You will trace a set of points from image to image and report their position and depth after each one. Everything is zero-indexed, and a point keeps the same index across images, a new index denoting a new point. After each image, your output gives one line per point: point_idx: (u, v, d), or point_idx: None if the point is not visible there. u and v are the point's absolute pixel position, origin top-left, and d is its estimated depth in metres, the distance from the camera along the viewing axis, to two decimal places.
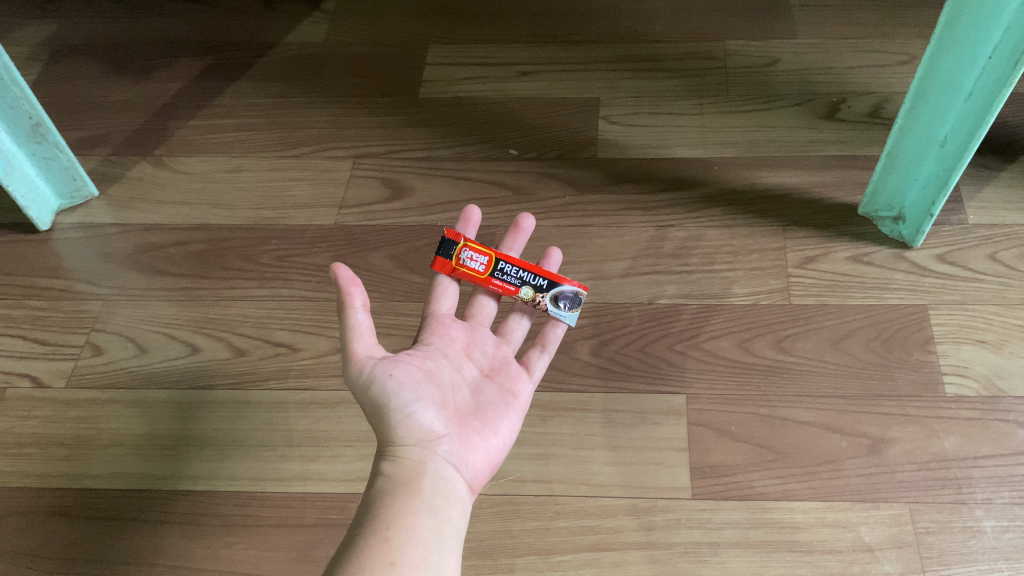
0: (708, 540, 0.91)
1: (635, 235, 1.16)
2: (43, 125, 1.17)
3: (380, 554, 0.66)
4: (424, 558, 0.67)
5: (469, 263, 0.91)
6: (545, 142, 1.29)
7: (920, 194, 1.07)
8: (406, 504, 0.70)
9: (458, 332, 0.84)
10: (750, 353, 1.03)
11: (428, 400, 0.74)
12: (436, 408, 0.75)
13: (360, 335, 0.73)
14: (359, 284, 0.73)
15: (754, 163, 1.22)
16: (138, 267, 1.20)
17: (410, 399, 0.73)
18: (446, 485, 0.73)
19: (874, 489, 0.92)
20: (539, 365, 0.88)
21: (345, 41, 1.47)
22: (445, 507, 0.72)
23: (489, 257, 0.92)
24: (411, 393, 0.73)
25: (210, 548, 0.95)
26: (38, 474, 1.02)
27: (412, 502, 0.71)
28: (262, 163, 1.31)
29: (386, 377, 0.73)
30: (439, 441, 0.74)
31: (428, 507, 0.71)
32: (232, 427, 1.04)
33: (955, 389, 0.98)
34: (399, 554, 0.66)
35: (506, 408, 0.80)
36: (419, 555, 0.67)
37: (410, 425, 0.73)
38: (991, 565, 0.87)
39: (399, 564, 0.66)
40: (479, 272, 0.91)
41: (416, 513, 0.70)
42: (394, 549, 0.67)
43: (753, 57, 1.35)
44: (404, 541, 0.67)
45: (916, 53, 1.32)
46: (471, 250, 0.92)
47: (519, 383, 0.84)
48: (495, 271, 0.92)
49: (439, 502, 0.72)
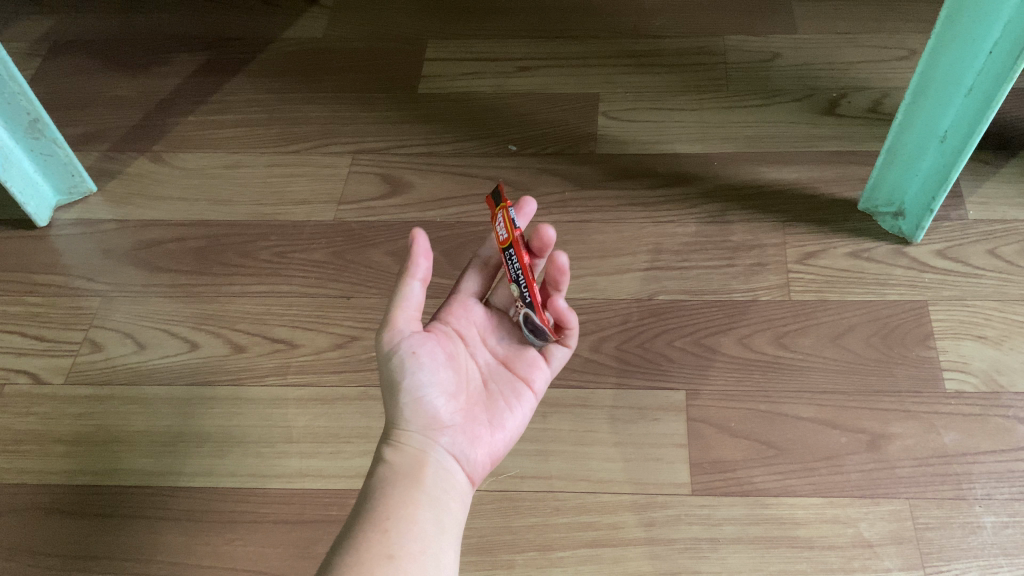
0: (707, 536, 0.91)
1: (635, 231, 1.16)
2: (41, 120, 1.16)
3: (379, 545, 0.66)
4: (422, 552, 0.67)
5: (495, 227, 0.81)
6: (544, 138, 1.28)
7: (921, 189, 1.06)
8: (406, 494, 0.70)
9: (478, 316, 0.83)
10: (749, 349, 1.03)
11: (435, 387, 0.74)
12: (441, 397, 0.74)
13: (412, 310, 0.74)
14: (428, 258, 0.73)
15: (754, 158, 1.22)
16: (136, 263, 1.20)
17: (416, 386, 0.73)
18: (446, 476, 0.73)
19: (873, 485, 0.92)
20: (557, 355, 0.84)
21: (344, 36, 1.46)
22: (444, 500, 0.72)
23: (512, 240, 0.78)
24: (420, 376, 0.73)
25: (209, 545, 0.95)
26: (36, 470, 1.02)
27: (412, 493, 0.70)
28: (261, 159, 1.30)
29: (412, 354, 0.73)
30: (443, 432, 0.74)
31: (428, 499, 0.71)
32: (231, 424, 1.04)
33: (955, 385, 0.98)
34: (396, 547, 0.66)
35: (516, 400, 0.80)
36: (418, 548, 0.67)
37: (419, 410, 0.73)
38: (991, 561, 0.87)
39: (396, 558, 0.65)
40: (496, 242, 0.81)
41: (416, 506, 0.70)
42: (393, 541, 0.66)
43: (753, 52, 1.35)
44: (403, 533, 0.67)
45: (916, 48, 1.31)
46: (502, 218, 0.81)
47: (533, 372, 0.83)
48: (507, 251, 0.79)
49: (439, 493, 0.72)
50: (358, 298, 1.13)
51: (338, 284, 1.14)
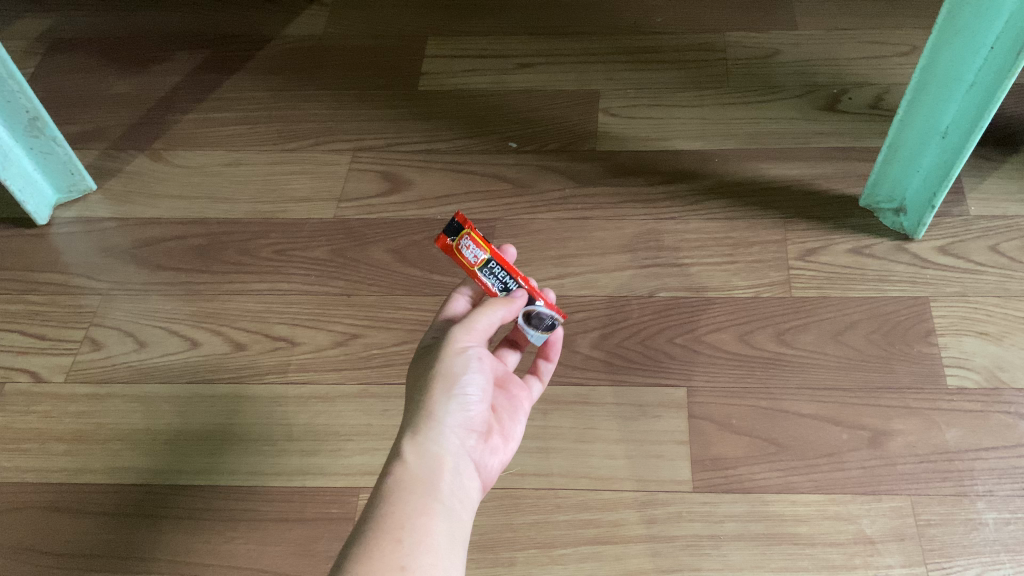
0: (709, 533, 0.91)
1: (635, 228, 1.16)
2: (40, 118, 1.16)
3: (391, 556, 0.65)
4: (435, 564, 0.66)
5: (466, 253, 0.78)
6: (544, 135, 1.28)
7: (922, 185, 1.06)
8: (420, 502, 0.70)
9: None
10: (750, 345, 1.03)
11: (478, 395, 0.76)
12: (478, 404, 0.76)
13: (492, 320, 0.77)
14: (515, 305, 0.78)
15: (755, 155, 1.22)
16: (136, 261, 1.20)
17: (462, 389, 0.75)
18: (461, 486, 0.74)
19: (875, 481, 0.92)
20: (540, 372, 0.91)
21: (344, 33, 1.46)
22: (458, 512, 0.72)
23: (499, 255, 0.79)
24: (470, 379, 0.75)
25: (210, 543, 0.95)
26: (37, 469, 1.02)
27: (428, 502, 0.70)
28: (261, 156, 1.30)
29: (474, 359, 0.76)
30: (467, 439, 0.75)
31: (442, 508, 0.71)
32: (231, 422, 1.03)
33: (957, 381, 0.98)
34: (410, 557, 0.65)
35: (517, 415, 0.84)
36: (430, 561, 0.66)
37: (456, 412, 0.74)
38: (993, 558, 0.87)
39: (409, 569, 0.64)
40: (469, 264, 0.79)
41: (431, 515, 0.69)
42: (406, 551, 0.66)
43: (753, 49, 1.35)
44: (417, 543, 0.67)
45: (917, 45, 1.31)
46: (471, 241, 0.78)
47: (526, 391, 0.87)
48: (488, 268, 0.79)
49: (453, 504, 0.72)
50: (358, 295, 1.12)
51: (338, 282, 1.14)
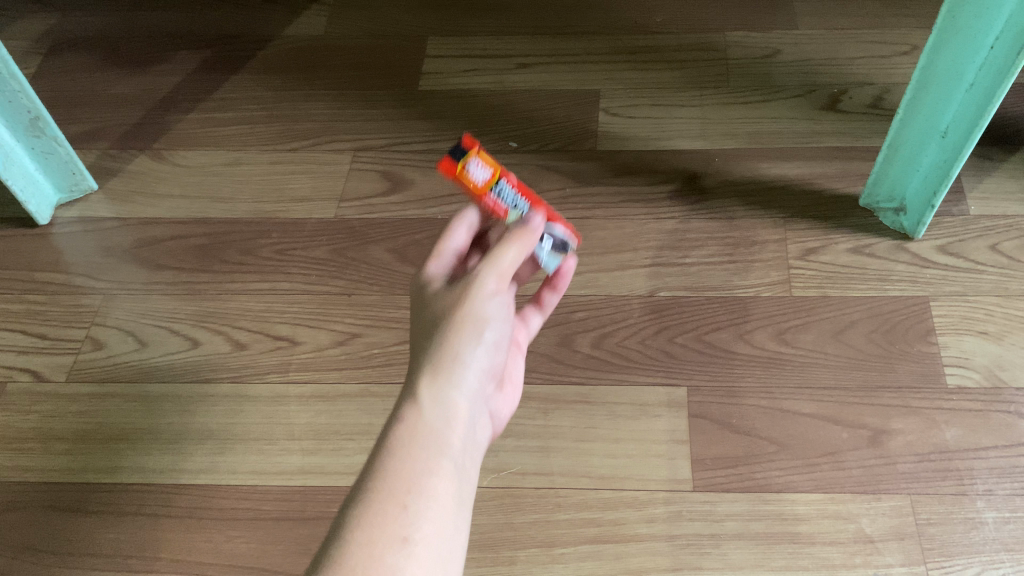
0: (709, 533, 0.91)
1: (635, 228, 1.16)
2: (42, 118, 1.16)
3: (394, 522, 0.58)
4: (442, 528, 0.60)
5: (471, 174, 0.77)
6: (545, 135, 1.28)
7: (922, 184, 1.06)
8: (427, 457, 0.63)
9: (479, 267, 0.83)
10: (750, 345, 1.03)
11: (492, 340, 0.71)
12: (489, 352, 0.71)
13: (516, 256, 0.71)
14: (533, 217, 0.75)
15: (755, 154, 1.22)
16: (138, 261, 1.20)
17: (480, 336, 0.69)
18: (470, 439, 0.68)
19: (875, 480, 0.92)
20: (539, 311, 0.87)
21: (344, 33, 1.46)
22: (466, 469, 0.66)
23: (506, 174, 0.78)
24: (492, 324, 0.71)
25: (211, 542, 0.95)
26: (39, 468, 1.02)
27: (438, 457, 0.64)
28: (261, 156, 1.30)
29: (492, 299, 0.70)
30: (479, 389, 0.70)
31: (451, 463, 0.64)
32: (233, 421, 1.04)
33: (957, 380, 0.98)
34: (414, 528, 0.59)
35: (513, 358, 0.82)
36: (438, 528, 0.60)
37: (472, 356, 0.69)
38: (993, 557, 0.87)
39: (412, 540, 0.58)
40: (474, 186, 0.77)
41: (440, 471, 0.63)
42: (412, 517, 0.59)
43: (754, 48, 1.35)
44: (422, 506, 0.60)
45: (918, 44, 1.31)
46: (479, 160, 0.77)
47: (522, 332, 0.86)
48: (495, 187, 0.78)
49: (461, 459, 0.66)
50: (359, 295, 1.13)
51: (339, 281, 1.14)
